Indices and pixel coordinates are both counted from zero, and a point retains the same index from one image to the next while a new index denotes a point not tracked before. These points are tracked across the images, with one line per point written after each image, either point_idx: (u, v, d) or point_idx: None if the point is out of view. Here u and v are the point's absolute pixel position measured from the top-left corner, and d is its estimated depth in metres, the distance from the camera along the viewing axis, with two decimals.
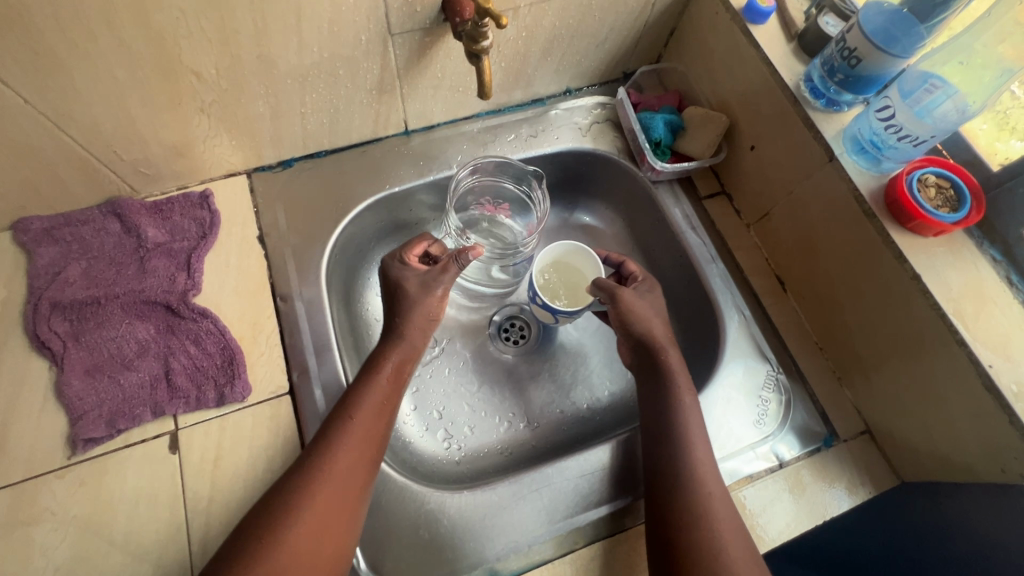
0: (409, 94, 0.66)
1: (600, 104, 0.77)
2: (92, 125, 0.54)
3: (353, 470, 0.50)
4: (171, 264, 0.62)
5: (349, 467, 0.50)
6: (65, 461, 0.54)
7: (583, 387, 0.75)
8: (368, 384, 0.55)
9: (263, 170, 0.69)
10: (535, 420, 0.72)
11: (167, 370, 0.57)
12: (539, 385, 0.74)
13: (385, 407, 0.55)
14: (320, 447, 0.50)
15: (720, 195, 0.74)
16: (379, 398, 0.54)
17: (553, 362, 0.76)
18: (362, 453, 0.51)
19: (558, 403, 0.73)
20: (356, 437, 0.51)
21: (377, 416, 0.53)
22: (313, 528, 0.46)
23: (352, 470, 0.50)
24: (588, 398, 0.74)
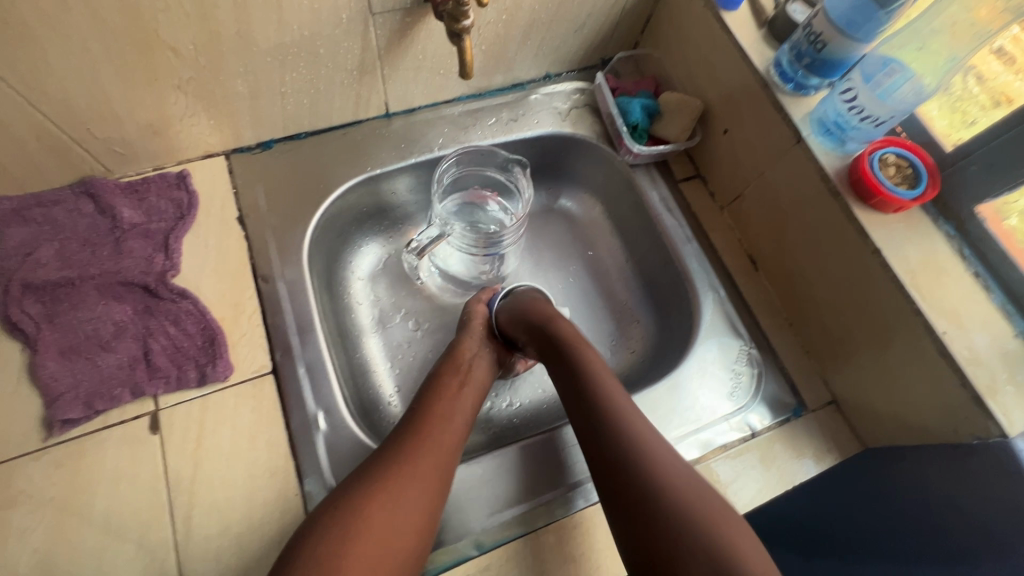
0: (390, 76, 0.67)
1: (579, 90, 0.79)
2: (65, 101, 0.53)
3: (439, 450, 0.53)
4: (148, 245, 0.61)
5: (435, 447, 0.53)
6: (41, 443, 0.53)
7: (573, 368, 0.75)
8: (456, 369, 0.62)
9: (243, 151, 0.68)
10: (519, 399, 0.72)
11: (146, 351, 0.56)
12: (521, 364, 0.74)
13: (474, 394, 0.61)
14: (403, 429, 0.54)
15: (695, 178, 0.76)
16: (457, 385, 0.60)
17: None
18: (444, 433, 0.55)
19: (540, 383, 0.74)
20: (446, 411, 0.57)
21: (458, 403, 0.58)
22: (409, 494, 0.49)
23: (440, 448, 0.53)
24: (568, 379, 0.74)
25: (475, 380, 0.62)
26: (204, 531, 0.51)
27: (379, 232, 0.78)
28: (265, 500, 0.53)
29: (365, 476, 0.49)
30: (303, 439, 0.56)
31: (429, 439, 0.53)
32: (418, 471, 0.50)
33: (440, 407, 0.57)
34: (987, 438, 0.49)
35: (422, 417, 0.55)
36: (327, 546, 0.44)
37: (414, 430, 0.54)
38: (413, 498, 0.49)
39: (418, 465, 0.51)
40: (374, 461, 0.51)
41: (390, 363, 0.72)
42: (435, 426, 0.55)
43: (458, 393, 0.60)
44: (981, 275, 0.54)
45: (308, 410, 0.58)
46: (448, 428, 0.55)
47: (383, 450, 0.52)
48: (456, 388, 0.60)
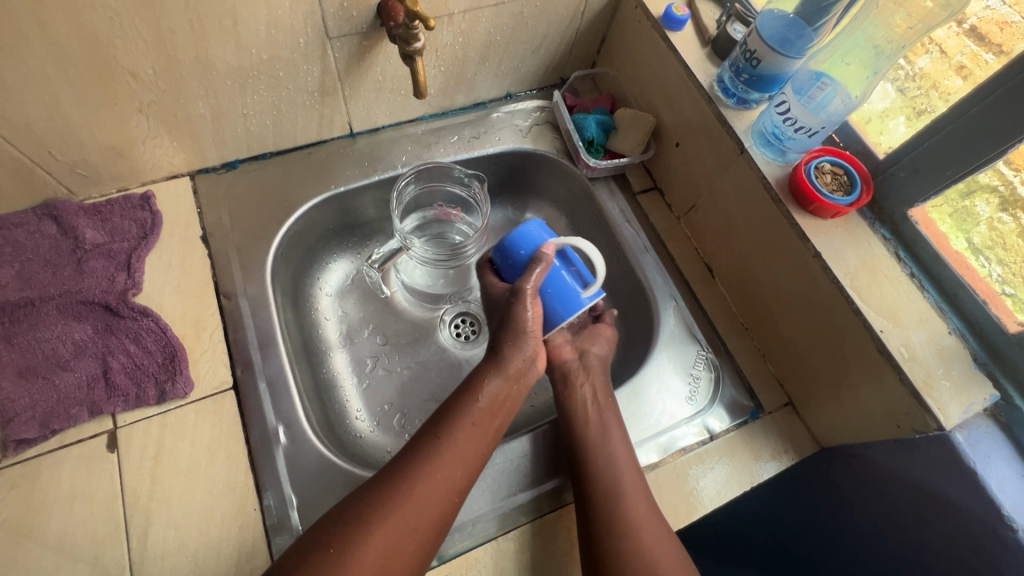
0: (351, 96, 0.69)
1: (539, 108, 0.82)
2: (25, 125, 0.54)
3: (449, 486, 0.51)
4: (110, 264, 0.62)
5: (444, 491, 0.51)
6: None
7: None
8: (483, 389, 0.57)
9: (207, 172, 0.70)
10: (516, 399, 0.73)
11: (105, 369, 0.57)
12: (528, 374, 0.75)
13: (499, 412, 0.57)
14: (421, 453, 0.52)
15: (652, 190, 0.79)
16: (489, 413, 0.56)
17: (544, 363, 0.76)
18: (457, 474, 0.52)
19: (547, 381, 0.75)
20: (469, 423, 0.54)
21: (477, 440, 0.54)
22: (410, 522, 0.48)
23: (450, 484, 0.51)
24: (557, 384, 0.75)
25: (502, 410, 0.57)
26: (161, 548, 0.51)
27: (347, 248, 0.80)
28: (223, 516, 0.53)
29: (371, 518, 0.47)
30: (262, 453, 0.56)
31: (443, 473, 0.51)
32: (419, 517, 0.49)
33: (460, 444, 0.53)
34: (927, 432, 0.51)
35: (436, 454, 0.52)
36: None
37: (426, 467, 0.51)
38: (415, 533, 0.48)
39: (420, 511, 0.49)
40: (380, 502, 0.48)
41: (357, 377, 0.73)
42: (451, 466, 0.52)
43: (479, 430, 0.55)
44: (916, 275, 0.57)
45: (268, 424, 0.58)
46: (459, 470, 0.52)
47: (393, 488, 0.49)
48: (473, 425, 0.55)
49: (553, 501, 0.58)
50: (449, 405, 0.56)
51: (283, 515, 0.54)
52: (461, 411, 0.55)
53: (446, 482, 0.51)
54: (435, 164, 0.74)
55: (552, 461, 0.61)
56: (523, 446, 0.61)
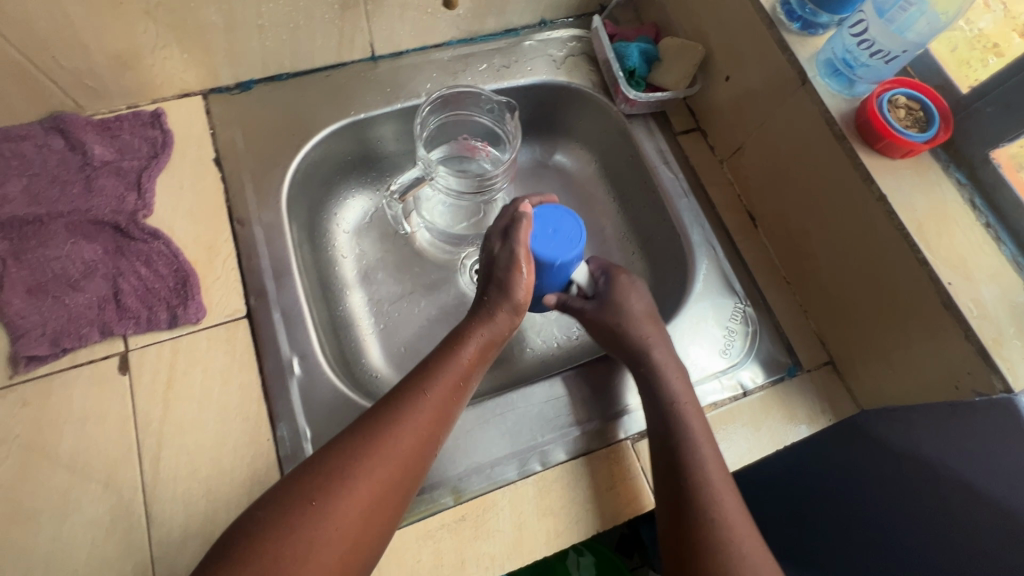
0: (374, 12, 0.64)
1: (575, 37, 0.75)
2: (25, 22, 0.50)
3: (411, 461, 0.46)
4: (120, 183, 0.59)
5: (424, 444, 0.47)
6: (6, 380, 0.51)
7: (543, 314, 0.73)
8: (446, 361, 0.51)
9: (220, 91, 0.65)
10: (530, 344, 0.72)
11: (116, 291, 0.55)
12: (544, 326, 0.73)
13: (459, 387, 0.51)
14: (378, 425, 0.46)
15: (694, 131, 0.73)
16: (452, 385, 0.50)
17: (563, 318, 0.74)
18: (440, 427, 0.48)
19: (566, 332, 0.73)
20: (427, 391, 0.49)
21: (459, 393, 0.50)
22: (366, 499, 0.43)
23: (411, 459, 0.46)
24: (570, 336, 0.73)
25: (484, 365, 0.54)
26: (174, 472, 0.50)
27: (366, 183, 0.76)
28: (237, 444, 0.52)
29: (344, 478, 0.43)
30: (276, 383, 0.55)
31: (400, 447, 0.45)
32: (379, 494, 0.44)
33: (440, 398, 0.49)
34: (992, 394, 0.46)
35: (416, 405, 0.48)
36: (280, 564, 0.39)
37: (400, 422, 0.46)
38: (374, 511, 0.43)
39: (378, 491, 0.44)
40: (354, 459, 0.44)
41: (373, 317, 0.70)
42: (431, 420, 0.48)
43: (462, 385, 0.51)
44: (992, 226, 0.51)
45: (283, 355, 0.56)
46: (425, 439, 0.47)
47: (364, 445, 0.45)
48: (457, 382, 0.50)
49: (577, 448, 0.56)
50: (431, 358, 0.51)
51: (297, 446, 0.53)
52: (440, 364, 0.51)
53: (425, 436, 0.47)
54: (462, 90, 0.68)
55: (574, 407, 0.58)
56: (545, 390, 0.59)
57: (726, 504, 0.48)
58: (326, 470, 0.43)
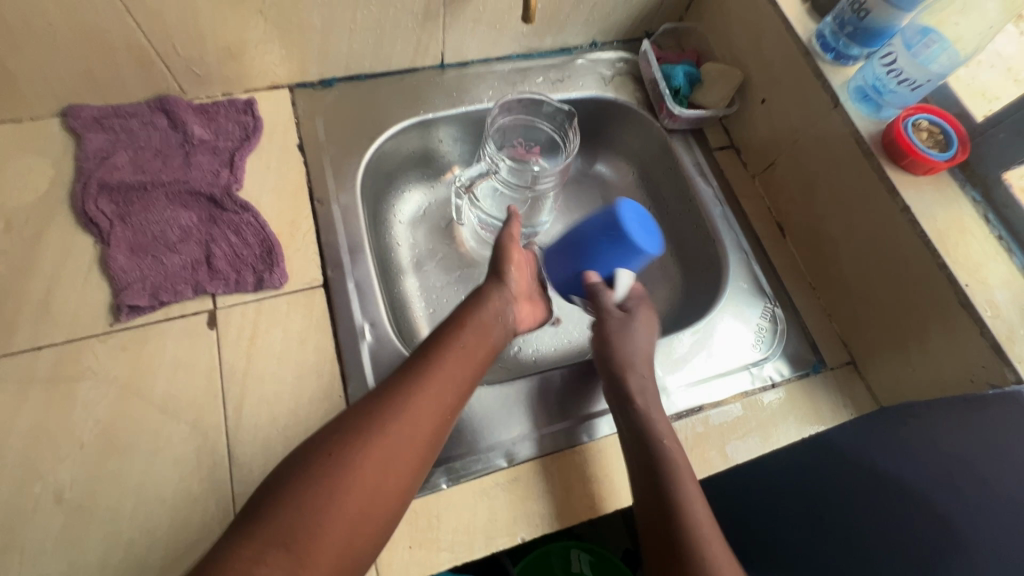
0: (450, 25, 0.71)
1: (623, 59, 0.83)
2: (158, 13, 0.57)
3: (430, 415, 0.50)
4: (214, 160, 0.65)
5: (432, 406, 0.50)
6: (107, 326, 0.56)
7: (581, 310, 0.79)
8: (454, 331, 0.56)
9: (305, 87, 0.72)
10: (568, 335, 0.77)
11: (208, 255, 0.60)
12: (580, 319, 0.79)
13: (470, 354, 0.56)
14: (396, 385, 0.50)
15: (729, 148, 0.79)
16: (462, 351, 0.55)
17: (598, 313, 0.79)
18: (449, 391, 0.52)
19: None
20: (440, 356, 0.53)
21: (463, 364, 0.54)
22: (392, 446, 0.46)
23: (429, 413, 0.50)
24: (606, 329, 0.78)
25: (487, 343, 0.58)
26: (254, 419, 0.55)
27: (423, 178, 0.82)
28: (312, 398, 0.56)
29: (359, 432, 0.46)
30: (349, 345, 0.60)
31: (419, 402, 0.49)
32: (403, 443, 0.47)
33: (446, 367, 0.53)
34: (1004, 385, 0.52)
35: (430, 368, 0.52)
36: (313, 504, 0.42)
37: (417, 383, 0.50)
38: (399, 458, 0.46)
39: (401, 441, 0.47)
40: (367, 419, 0.47)
41: (425, 300, 0.76)
42: (439, 386, 0.51)
43: (467, 357, 0.55)
44: (1004, 238, 0.57)
45: (355, 322, 0.61)
46: (443, 396, 0.51)
47: (375, 407, 0.48)
48: (466, 349, 0.55)
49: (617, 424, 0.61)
50: (436, 335, 0.56)
51: None
52: (444, 339, 0.55)
53: (434, 399, 0.50)
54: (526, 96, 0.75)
55: (585, 391, 0.63)
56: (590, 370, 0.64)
57: (700, 517, 0.51)
58: (351, 423, 0.47)
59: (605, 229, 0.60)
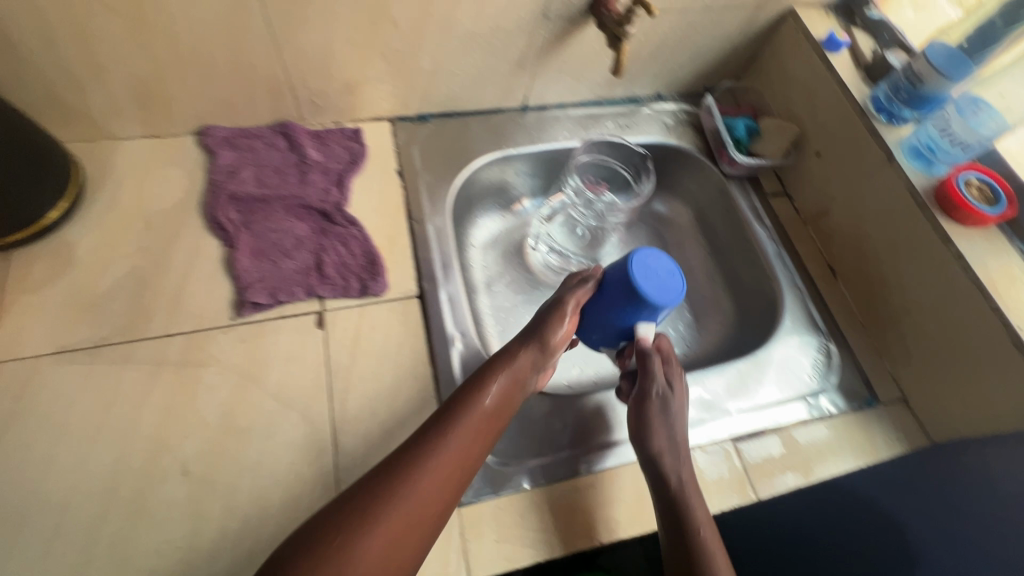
0: (538, 73, 0.80)
1: (684, 111, 0.91)
2: (301, 52, 0.66)
3: (457, 474, 0.48)
4: (325, 180, 0.73)
5: (457, 467, 0.48)
6: (230, 320, 0.62)
7: None
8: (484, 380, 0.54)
9: (404, 120, 0.81)
10: None
11: (319, 262, 0.67)
12: None
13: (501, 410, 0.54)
14: (423, 442, 0.48)
15: (782, 195, 0.86)
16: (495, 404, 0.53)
17: None
18: (476, 450, 0.50)
19: None
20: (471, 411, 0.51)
21: (473, 440, 0.50)
22: (412, 512, 0.44)
23: (456, 473, 0.48)
24: None
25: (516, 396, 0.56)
26: (355, 413, 0.60)
27: (497, 207, 0.89)
28: (408, 398, 0.62)
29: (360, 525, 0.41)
30: (441, 352, 0.65)
31: (447, 460, 0.47)
32: (426, 506, 0.45)
33: (456, 443, 0.49)
34: None
35: (460, 424, 0.50)
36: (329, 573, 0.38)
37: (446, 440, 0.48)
38: (417, 527, 0.44)
39: (423, 505, 0.44)
40: (368, 508, 0.42)
41: (497, 317, 0.82)
42: (446, 467, 0.47)
43: (498, 409, 0.53)
44: None
45: (446, 331, 0.66)
46: (471, 454, 0.49)
47: (376, 493, 0.43)
48: (500, 401, 0.53)
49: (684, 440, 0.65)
50: (469, 384, 0.54)
51: None
52: (459, 409, 0.51)
53: (440, 481, 0.46)
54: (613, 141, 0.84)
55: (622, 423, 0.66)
56: None
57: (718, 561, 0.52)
58: (375, 484, 0.44)
59: (603, 292, 0.62)
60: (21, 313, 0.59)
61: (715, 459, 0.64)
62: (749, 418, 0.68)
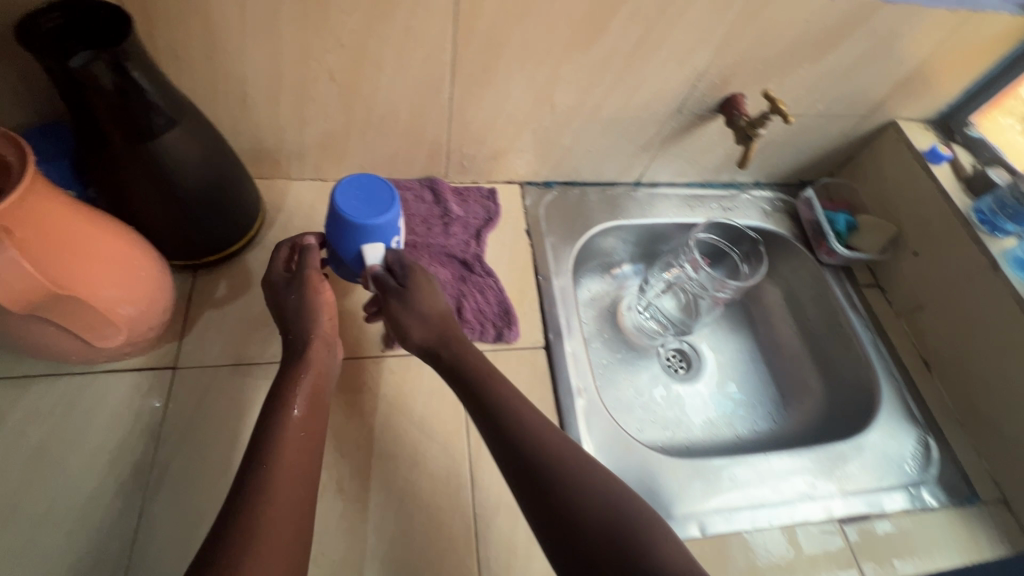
0: (658, 156, 0.88)
1: (781, 199, 0.98)
2: (467, 124, 0.75)
3: (305, 472, 0.50)
4: (465, 232, 0.81)
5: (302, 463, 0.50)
6: (380, 352, 0.69)
7: (728, 407, 0.90)
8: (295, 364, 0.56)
9: (532, 185, 0.89)
10: (718, 427, 0.88)
11: (459, 307, 0.74)
12: (728, 413, 0.89)
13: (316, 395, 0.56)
14: (265, 438, 0.50)
15: (874, 286, 0.91)
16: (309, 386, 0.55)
17: (743, 412, 0.90)
18: (309, 446, 0.51)
19: (748, 424, 0.89)
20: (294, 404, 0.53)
21: (310, 450, 0.51)
22: (283, 511, 0.46)
23: (304, 472, 0.50)
24: (752, 429, 0.88)
25: (319, 379, 0.57)
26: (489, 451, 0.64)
27: (600, 269, 0.96)
28: None
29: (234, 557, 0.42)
30: (566, 403, 0.70)
31: (260, 444, 0.50)
32: (285, 499, 0.47)
33: (295, 454, 0.50)
34: None
35: (274, 415, 0.52)
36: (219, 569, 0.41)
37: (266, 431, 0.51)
38: (285, 521, 0.45)
39: (283, 499, 0.46)
40: (236, 532, 0.43)
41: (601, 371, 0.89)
42: (296, 476, 0.49)
43: (313, 399, 0.55)
44: None
45: (571, 383, 0.71)
46: (302, 445, 0.51)
47: (247, 517, 0.44)
48: (313, 391, 0.55)
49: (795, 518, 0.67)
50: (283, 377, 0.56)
51: None
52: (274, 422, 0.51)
53: (293, 494, 0.47)
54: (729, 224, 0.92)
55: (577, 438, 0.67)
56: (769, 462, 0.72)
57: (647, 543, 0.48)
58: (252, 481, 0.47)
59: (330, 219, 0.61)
60: (205, 328, 0.66)
61: (827, 538, 0.66)
62: (855, 503, 0.70)
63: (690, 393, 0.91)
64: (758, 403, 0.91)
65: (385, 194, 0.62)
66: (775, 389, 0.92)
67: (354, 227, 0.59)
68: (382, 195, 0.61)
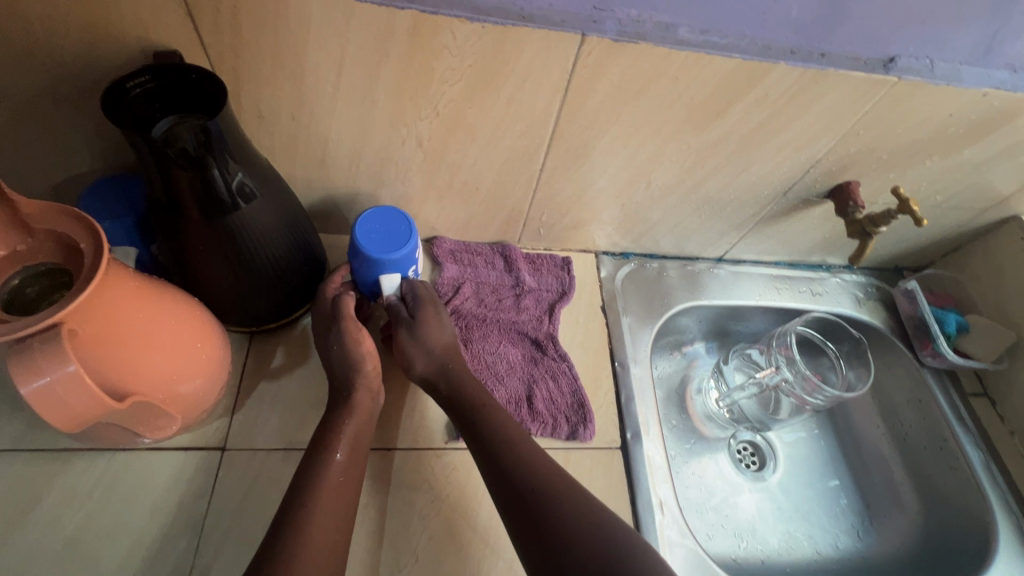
0: (748, 235, 0.81)
1: (876, 286, 0.90)
2: (552, 194, 0.69)
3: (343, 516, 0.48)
4: (537, 306, 0.75)
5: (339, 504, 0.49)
6: (443, 443, 0.62)
7: (804, 515, 0.80)
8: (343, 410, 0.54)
9: (608, 255, 0.83)
10: (797, 541, 0.77)
11: (530, 394, 0.67)
12: (806, 525, 0.79)
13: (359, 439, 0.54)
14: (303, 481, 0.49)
15: (983, 396, 0.81)
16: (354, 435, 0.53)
17: (824, 524, 0.80)
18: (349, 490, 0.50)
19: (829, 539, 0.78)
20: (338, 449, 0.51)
21: (345, 497, 0.49)
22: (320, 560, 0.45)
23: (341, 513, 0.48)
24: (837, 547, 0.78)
25: (367, 424, 0.55)
26: None
27: (671, 346, 0.88)
28: None
29: None
30: (646, 519, 0.62)
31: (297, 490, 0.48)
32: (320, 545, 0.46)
33: (332, 501, 0.48)
34: None
35: (318, 463, 0.50)
36: None
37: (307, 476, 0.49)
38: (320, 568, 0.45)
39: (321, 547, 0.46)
40: None
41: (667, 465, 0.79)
42: (334, 521, 0.47)
43: (358, 446, 0.53)
44: None
45: (651, 494, 0.63)
46: (340, 488, 0.50)
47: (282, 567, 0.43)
48: (358, 438, 0.53)
49: None
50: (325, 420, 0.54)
51: None
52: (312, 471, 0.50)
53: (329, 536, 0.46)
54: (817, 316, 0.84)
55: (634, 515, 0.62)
56: None
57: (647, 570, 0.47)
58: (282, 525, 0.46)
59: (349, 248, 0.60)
60: (259, 404, 0.61)
61: None
62: None
63: (763, 495, 0.81)
64: (843, 517, 0.80)
65: (402, 225, 0.60)
66: (860, 499, 0.82)
67: (370, 260, 0.58)
68: (399, 227, 0.60)
